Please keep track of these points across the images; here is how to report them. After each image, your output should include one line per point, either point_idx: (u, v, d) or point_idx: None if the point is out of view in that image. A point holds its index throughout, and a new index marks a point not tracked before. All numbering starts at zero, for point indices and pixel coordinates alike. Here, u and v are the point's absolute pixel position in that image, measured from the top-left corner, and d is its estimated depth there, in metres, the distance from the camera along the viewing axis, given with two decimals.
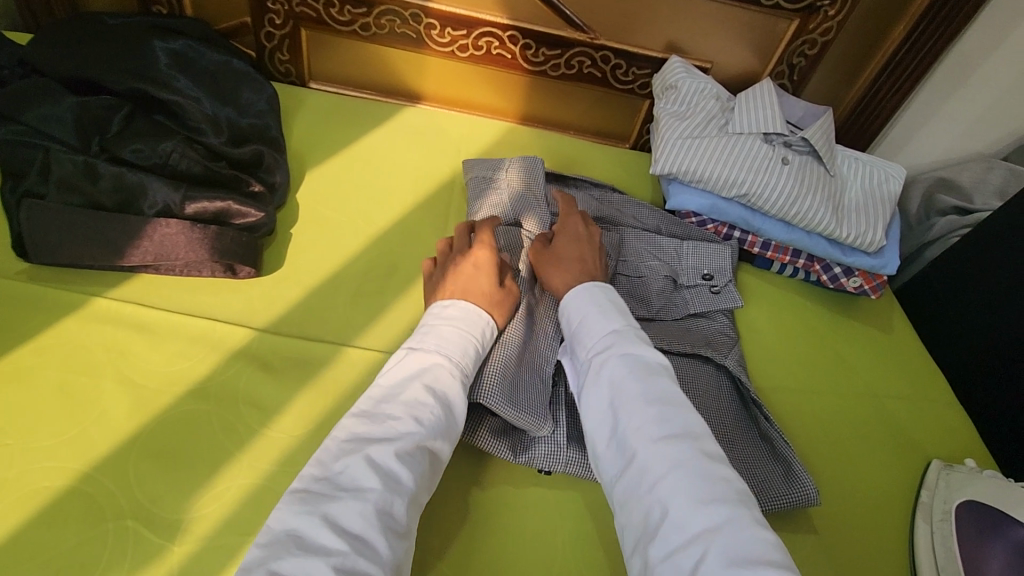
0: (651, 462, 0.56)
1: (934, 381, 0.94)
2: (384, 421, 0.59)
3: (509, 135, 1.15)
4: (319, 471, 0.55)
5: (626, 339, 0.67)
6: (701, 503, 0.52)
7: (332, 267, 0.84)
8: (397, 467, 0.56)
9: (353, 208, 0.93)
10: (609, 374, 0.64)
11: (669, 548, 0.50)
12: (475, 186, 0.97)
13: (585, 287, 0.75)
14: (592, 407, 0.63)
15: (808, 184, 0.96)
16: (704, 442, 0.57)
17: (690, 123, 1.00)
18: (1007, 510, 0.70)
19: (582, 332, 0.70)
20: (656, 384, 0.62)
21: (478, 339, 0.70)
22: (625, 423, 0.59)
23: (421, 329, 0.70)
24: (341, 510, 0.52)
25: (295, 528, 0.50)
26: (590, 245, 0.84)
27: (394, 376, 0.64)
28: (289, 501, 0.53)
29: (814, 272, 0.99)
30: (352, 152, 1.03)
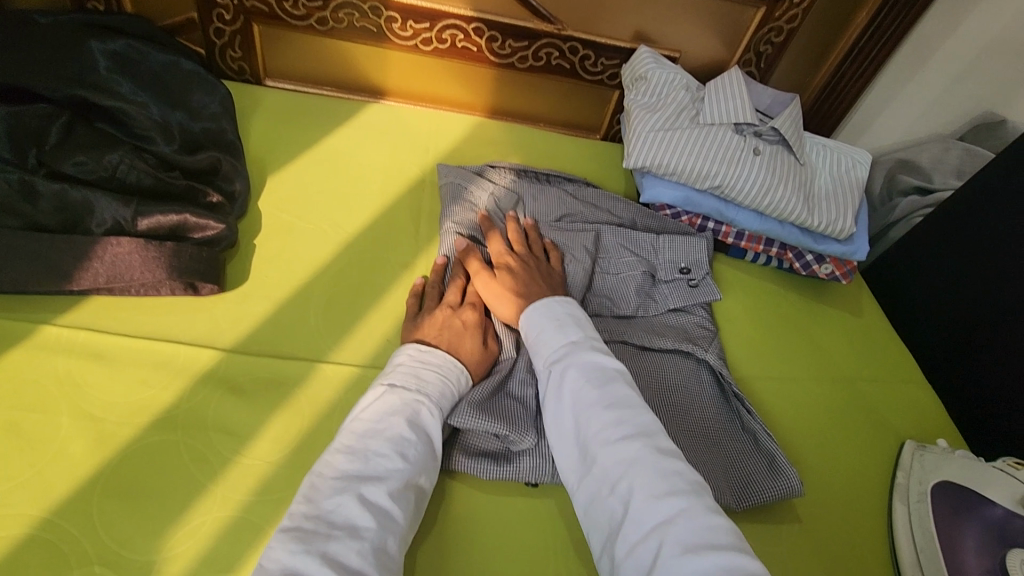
0: (609, 464, 0.57)
1: (905, 363, 0.95)
2: (372, 458, 0.59)
3: (478, 131, 1.13)
4: (308, 508, 0.54)
5: (582, 349, 0.67)
6: (657, 498, 0.53)
7: (299, 279, 0.81)
8: (390, 505, 0.56)
9: (319, 214, 0.90)
10: (564, 385, 0.64)
11: (629, 544, 0.52)
12: (451, 191, 0.93)
13: (539, 302, 0.74)
14: (552, 418, 0.64)
15: (779, 173, 0.96)
16: (659, 439, 0.59)
17: (661, 115, 0.99)
18: (980, 490, 0.70)
19: (536, 345, 0.70)
20: (607, 389, 0.62)
21: (458, 375, 0.70)
22: (584, 429, 0.60)
23: (396, 363, 0.68)
24: (339, 549, 0.52)
25: (291, 567, 0.50)
26: (536, 267, 0.81)
27: (376, 411, 0.63)
28: (281, 541, 0.52)
29: (786, 260, 1.00)
30: (315, 154, 0.99)
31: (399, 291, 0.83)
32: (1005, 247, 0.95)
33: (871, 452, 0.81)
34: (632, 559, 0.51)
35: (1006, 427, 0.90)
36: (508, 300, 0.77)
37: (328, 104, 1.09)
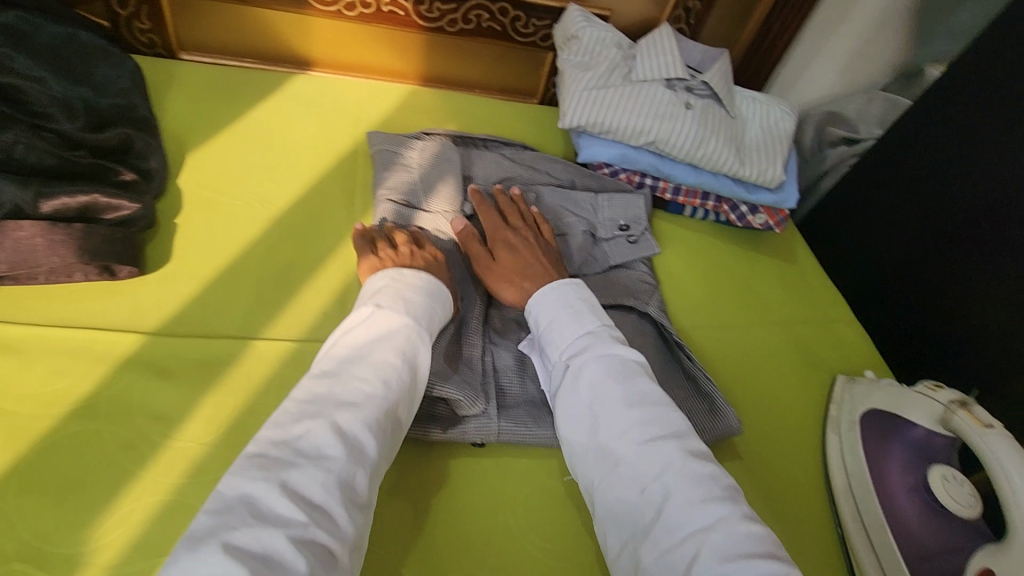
0: (640, 465, 0.58)
1: (837, 304, 1.00)
2: (350, 383, 0.59)
3: (412, 99, 1.10)
4: (276, 435, 0.54)
5: (601, 341, 0.67)
6: (698, 503, 0.55)
7: (228, 257, 0.77)
8: (362, 434, 0.56)
9: (247, 190, 0.86)
10: (585, 378, 0.64)
11: (661, 545, 0.53)
12: (382, 160, 0.91)
13: (552, 286, 0.73)
14: (568, 412, 0.64)
15: (711, 126, 0.97)
16: (689, 442, 0.60)
17: (594, 73, 0.98)
18: (903, 414, 0.73)
19: (551, 334, 0.69)
20: (632, 386, 0.63)
21: (443, 303, 0.72)
22: (609, 425, 0.61)
23: (382, 289, 0.70)
24: (303, 476, 0.51)
25: (250, 495, 0.49)
26: (534, 243, 0.81)
27: (359, 335, 0.63)
28: (245, 464, 0.51)
29: (723, 212, 1.02)
30: (239, 129, 0.95)
31: (335, 263, 0.81)
32: (926, 187, 0.99)
33: (806, 390, 0.85)
34: (664, 561, 0.53)
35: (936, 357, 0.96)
36: (510, 281, 0.78)
37: (250, 77, 1.04)
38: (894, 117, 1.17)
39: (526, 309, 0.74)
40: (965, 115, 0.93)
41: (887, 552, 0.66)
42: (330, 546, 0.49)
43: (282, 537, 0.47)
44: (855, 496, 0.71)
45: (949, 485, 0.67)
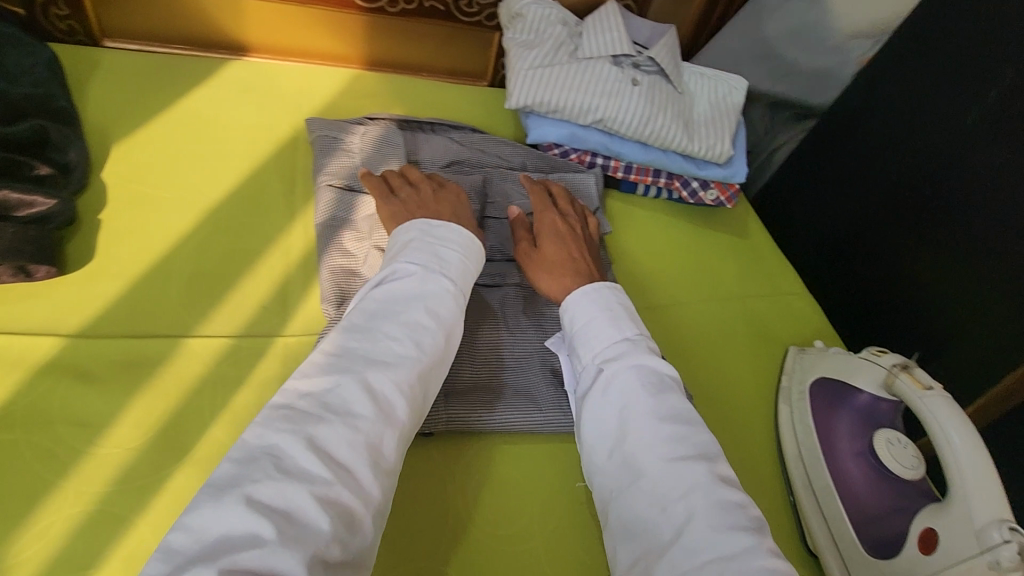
0: (665, 482, 0.54)
1: (790, 277, 1.00)
2: (380, 343, 0.59)
3: (355, 83, 1.06)
4: (305, 388, 0.54)
5: (639, 349, 0.65)
6: (722, 531, 0.51)
7: (157, 252, 0.74)
8: (391, 396, 0.56)
9: (178, 182, 0.82)
10: (618, 386, 0.61)
11: (678, 571, 0.50)
12: (322, 146, 0.88)
13: (592, 287, 0.71)
14: (595, 417, 0.61)
15: (658, 103, 0.96)
16: (719, 466, 0.57)
17: (539, 51, 0.96)
18: (848, 380, 0.74)
19: (585, 335, 0.67)
20: (666, 401, 0.60)
21: (473, 263, 0.72)
22: (637, 437, 0.58)
23: (415, 245, 0.70)
24: (329, 433, 0.51)
25: (276, 446, 0.49)
26: (575, 241, 0.81)
27: (391, 293, 0.64)
28: (272, 416, 0.51)
29: (674, 189, 1.02)
30: (169, 119, 0.90)
31: (274, 254, 0.78)
32: (875, 158, 1.00)
33: (760, 363, 0.85)
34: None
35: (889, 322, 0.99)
36: (551, 272, 0.77)
37: (181, 64, 0.99)
38: None
39: (560, 307, 0.71)
40: (908, 85, 0.95)
41: (836, 517, 0.67)
42: (351, 507, 0.49)
43: (305, 492, 0.47)
44: (806, 465, 0.71)
45: (893, 449, 0.67)
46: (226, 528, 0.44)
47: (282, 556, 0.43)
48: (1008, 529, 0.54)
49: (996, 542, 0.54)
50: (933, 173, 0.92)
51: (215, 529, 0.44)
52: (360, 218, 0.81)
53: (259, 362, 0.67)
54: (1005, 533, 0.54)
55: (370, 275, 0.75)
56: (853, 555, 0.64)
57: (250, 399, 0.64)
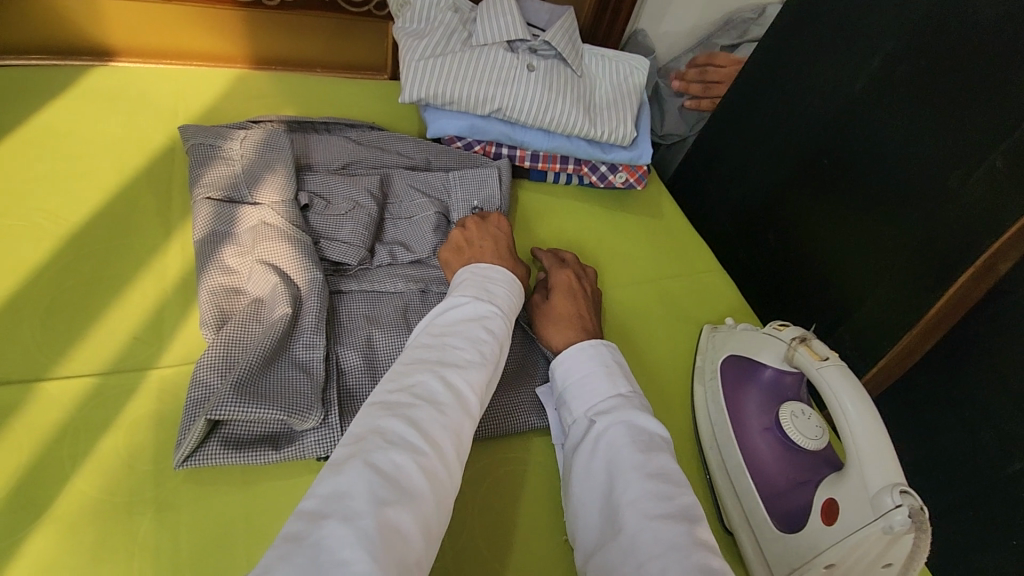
0: (641, 539, 0.49)
1: (704, 253, 1.00)
2: (451, 349, 0.60)
3: (240, 84, 0.99)
4: (392, 385, 0.55)
5: (632, 405, 0.61)
6: None
7: (7, 289, 0.66)
8: (467, 392, 0.57)
9: (34, 207, 0.74)
10: (605, 440, 0.57)
11: None
12: (196, 154, 0.81)
13: (590, 343, 0.67)
14: (581, 475, 0.57)
15: (557, 87, 0.94)
16: (703, 529, 0.51)
17: (429, 41, 0.92)
18: (756, 355, 0.74)
19: (580, 390, 0.63)
20: (655, 458, 0.55)
21: (519, 308, 0.71)
22: (618, 493, 0.53)
23: (467, 279, 0.70)
24: (423, 416, 0.52)
25: (380, 426, 0.51)
26: (586, 301, 0.76)
27: (456, 307, 0.65)
28: (370, 409, 0.53)
29: (584, 174, 1.00)
30: (23, 136, 0.81)
31: (148, 279, 0.71)
32: (777, 129, 1.02)
33: (676, 344, 0.85)
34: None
35: (806, 291, 1.00)
36: (557, 323, 0.72)
37: (33, 73, 0.89)
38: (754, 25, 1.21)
39: (554, 361, 0.68)
40: (799, 57, 0.97)
41: (747, 494, 0.67)
42: (445, 486, 0.50)
43: (412, 463, 0.48)
44: (719, 445, 0.72)
45: (796, 420, 0.68)
46: (343, 488, 0.45)
47: (399, 513, 0.45)
48: (899, 493, 0.55)
49: (889, 507, 0.55)
50: (825, 142, 0.94)
51: (334, 492, 0.45)
52: (242, 230, 0.76)
53: (130, 401, 0.61)
54: (897, 497, 0.55)
55: (255, 293, 0.70)
56: (763, 530, 0.64)
57: (120, 443, 0.58)
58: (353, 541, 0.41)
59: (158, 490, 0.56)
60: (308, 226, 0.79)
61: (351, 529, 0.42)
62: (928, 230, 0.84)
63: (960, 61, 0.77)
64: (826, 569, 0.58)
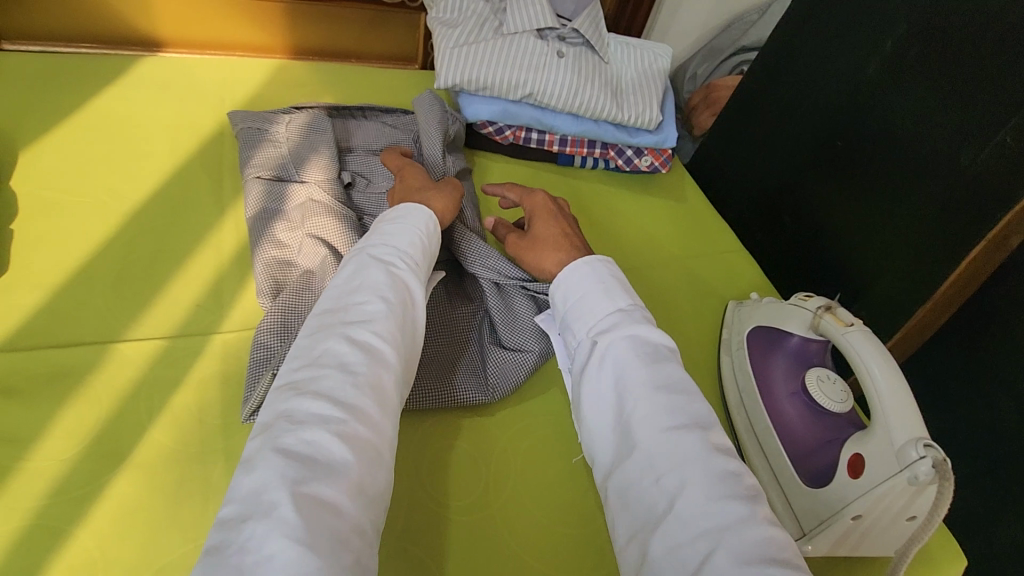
0: (655, 453, 0.52)
1: (725, 234, 1.04)
2: (355, 309, 0.59)
3: (282, 74, 1.03)
4: (296, 362, 0.54)
5: (632, 319, 0.63)
6: (716, 500, 0.49)
7: (77, 259, 0.70)
8: (379, 344, 0.57)
9: (96, 185, 0.78)
10: (611, 356, 0.60)
11: (672, 543, 0.48)
12: (246, 138, 0.86)
13: (583, 262, 0.70)
14: (591, 391, 0.60)
15: (585, 73, 0.98)
16: (714, 435, 0.54)
17: (462, 30, 0.96)
18: (782, 325, 0.78)
19: (580, 311, 0.66)
20: (661, 369, 0.58)
21: (430, 244, 0.71)
22: (629, 410, 0.56)
23: (369, 233, 0.70)
24: (332, 384, 0.52)
25: (288, 407, 0.50)
26: (564, 219, 0.80)
27: (357, 265, 0.64)
28: (277, 393, 0.52)
29: (610, 158, 1.04)
30: (81, 119, 0.86)
31: (206, 252, 0.76)
32: (793, 112, 1.05)
33: (701, 319, 0.88)
34: (672, 558, 0.47)
35: (825, 270, 1.03)
36: (545, 248, 0.76)
37: (88, 62, 0.94)
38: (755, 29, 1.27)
39: (552, 286, 0.71)
40: (815, 43, 1.00)
41: (776, 455, 0.70)
42: (370, 441, 0.50)
43: (326, 434, 0.48)
44: (747, 410, 0.75)
45: (822, 383, 0.72)
46: (257, 483, 0.44)
47: (321, 488, 0.45)
48: (923, 446, 0.58)
49: (914, 459, 0.58)
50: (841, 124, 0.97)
51: (251, 488, 0.44)
52: (292, 207, 0.80)
53: (196, 361, 0.65)
54: (921, 450, 0.58)
55: (307, 264, 0.74)
56: (792, 487, 0.67)
57: (189, 399, 0.62)
58: (277, 532, 0.41)
59: (228, 442, 0.60)
60: (351, 203, 0.83)
61: (272, 521, 0.42)
62: (939, 203, 0.87)
63: (969, 39, 0.80)
64: (853, 520, 0.61)
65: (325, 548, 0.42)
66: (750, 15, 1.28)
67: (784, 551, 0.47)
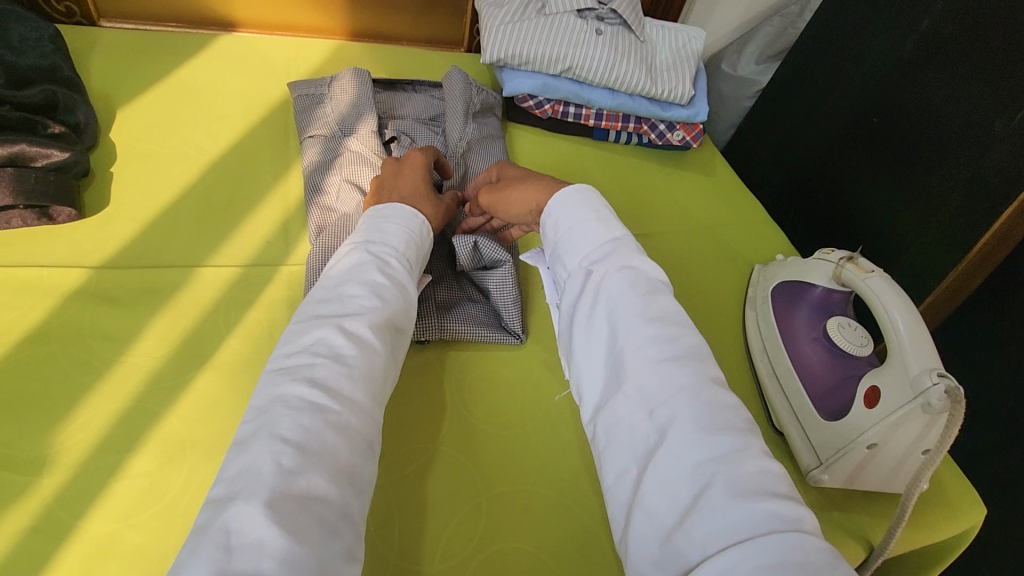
0: (649, 385, 0.54)
1: (752, 206, 1.08)
2: (348, 299, 0.59)
3: (341, 52, 1.13)
4: (288, 349, 0.54)
5: (627, 248, 0.65)
6: (710, 433, 0.49)
7: (165, 198, 0.80)
8: (370, 336, 0.56)
9: (180, 139, 0.88)
10: (607, 285, 0.62)
11: (666, 473, 0.49)
12: (302, 105, 0.95)
13: (564, 192, 0.71)
14: (584, 332, 0.62)
15: (622, 50, 1.04)
16: (709, 366, 0.55)
17: (508, 10, 1.04)
18: (805, 278, 0.82)
19: (573, 240, 0.67)
20: (656, 302, 0.59)
21: (421, 241, 0.71)
22: (623, 343, 0.57)
23: (360, 224, 0.69)
24: (324, 373, 0.51)
25: (281, 394, 0.49)
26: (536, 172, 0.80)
27: (352, 258, 0.64)
28: (269, 378, 0.52)
29: (644, 133, 1.09)
30: (167, 85, 0.96)
31: (274, 199, 0.84)
32: (830, 95, 1.11)
33: (728, 279, 0.93)
34: (664, 493, 0.48)
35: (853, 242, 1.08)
36: (526, 186, 0.76)
37: (174, 37, 1.05)
38: (787, 26, 1.23)
39: (543, 214, 0.72)
40: (863, 18, 1.04)
41: (795, 395, 0.74)
42: (360, 433, 0.50)
43: (318, 423, 0.47)
44: (770, 358, 0.79)
45: (843, 330, 0.76)
46: (247, 468, 0.44)
47: (311, 478, 0.44)
48: (936, 375, 0.62)
49: (927, 386, 0.61)
50: (882, 100, 1.01)
51: (242, 473, 0.44)
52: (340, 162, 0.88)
53: (268, 286, 0.73)
54: (934, 379, 0.61)
55: (348, 208, 0.81)
56: (811, 423, 0.71)
57: (262, 317, 0.70)
58: (264, 518, 0.40)
59: None
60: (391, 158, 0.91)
61: (259, 506, 0.41)
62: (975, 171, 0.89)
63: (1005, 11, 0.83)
64: (867, 448, 0.65)
65: (312, 538, 0.42)
66: (792, 5, 1.21)
67: (779, 483, 0.47)
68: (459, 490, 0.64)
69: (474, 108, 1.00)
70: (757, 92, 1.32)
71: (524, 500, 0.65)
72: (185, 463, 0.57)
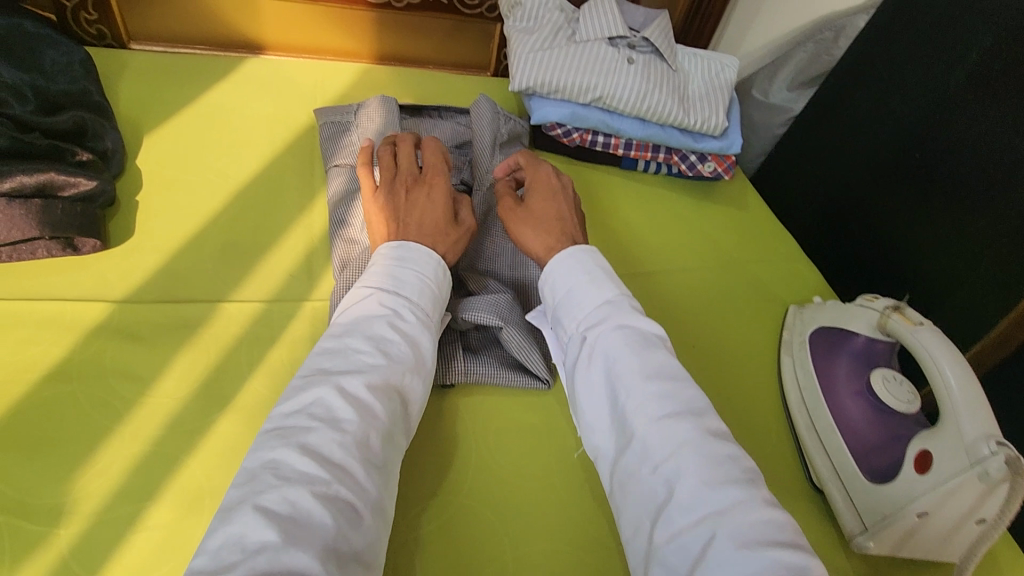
0: (650, 441, 0.51)
1: (786, 242, 1.04)
2: (352, 355, 0.57)
3: (368, 75, 1.11)
4: (288, 407, 0.53)
5: (621, 310, 0.61)
6: (713, 485, 0.48)
7: (189, 228, 0.78)
8: (371, 398, 0.54)
9: (206, 166, 0.87)
10: (604, 349, 0.58)
11: (671, 527, 0.47)
12: (328, 133, 0.94)
13: (567, 253, 0.66)
14: (584, 386, 0.58)
15: (653, 79, 1.02)
16: (709, 419, 0.53)
17: (538, 37, 1.02)
18: (846, 325, 0.79)
19: (568, 304, 0.63)
20: (652, 357, 0.57)
21: (440, 289, 0.67)
22: (623, 400, 0.54)
23: (372, 265, 0.67)
24: (318, 439, 0.50)
25: (273, 460, 0.48)
26: (564, 198, 0.77)
27: (361, 308, 0.62)
28: (264, 438, 0.50)
29: (673, 164, 1.07)
30: (194, 110, 0.96)
31: (298, 230, 0.83)
32: (869, 127, 1.07)
33: (763, 320, 0.89)
34: (675, 546, 0.46)
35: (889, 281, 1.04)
36: (538, 228, 0.73)
37: (203, 60, 1.05)
38: (823, 53, 1.18)
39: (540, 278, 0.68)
40: (905, 48, 1.01)
41: (837, 450, 0.70)
42: (352, 505, 0.48)
43: (306, 496, 0.46)
44: (808, 410, 0.75)
45: (889, 384, 0.72)
46: (232, 541, 0.43)
47: (296, 554, 0.42)
48: (995, 444, 0.59)
49: (984, 454, 0.58)
50: (924, 136, 0.98)
51: (227, 545, 0.43)
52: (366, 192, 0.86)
53: (290, 324, 0.72)
54: (993, 447, 0.58)
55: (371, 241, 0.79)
56: (854, 484, 0.67)
57: (284, 356, 0.69)
58: None
59: None
60: None
61: None
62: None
63: None
64: (918, 517, 0.61)
65: None
66: (826, 31, 1.17)
67: (782, 530, 0.46)
68: (482, 546, 0.61)
69: (501, 139, 0.98)
70: (789, 120, 1.27)
71: (550, 558, 0.62)
72: (203, 514, 0.55)
